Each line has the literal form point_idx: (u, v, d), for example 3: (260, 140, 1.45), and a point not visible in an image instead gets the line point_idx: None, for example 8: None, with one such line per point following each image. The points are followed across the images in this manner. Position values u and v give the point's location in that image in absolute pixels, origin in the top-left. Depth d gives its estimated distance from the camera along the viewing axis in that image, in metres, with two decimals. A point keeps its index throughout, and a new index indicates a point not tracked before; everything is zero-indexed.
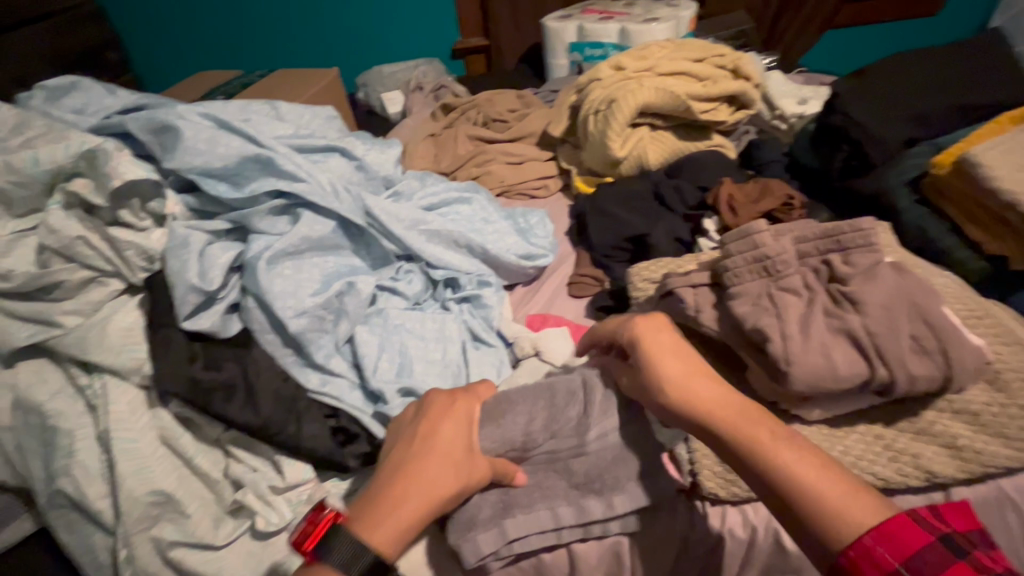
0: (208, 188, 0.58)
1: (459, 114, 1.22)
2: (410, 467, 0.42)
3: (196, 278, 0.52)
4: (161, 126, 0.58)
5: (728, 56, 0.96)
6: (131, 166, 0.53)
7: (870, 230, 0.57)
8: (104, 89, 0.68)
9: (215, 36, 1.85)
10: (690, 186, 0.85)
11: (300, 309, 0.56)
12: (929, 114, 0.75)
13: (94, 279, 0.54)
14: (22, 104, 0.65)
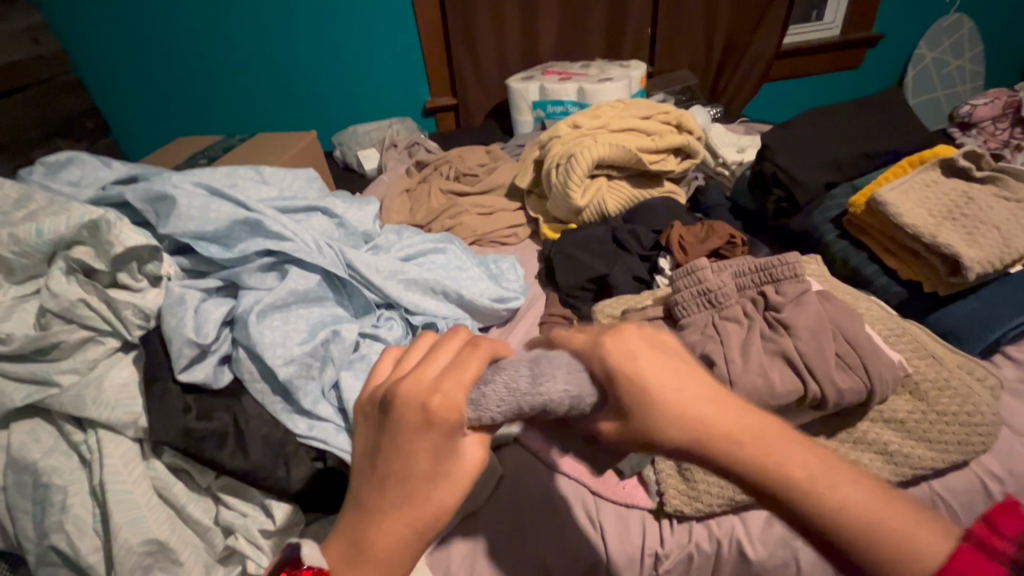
0: (201, 251, 0.62)
1: (432, 170, 1.30)
2: (388, 513, 0.38)
3: (192, 332, 0.55)
4: (156, 196, 0.63)
5: (671, 113, 1.07)
6: (131, 233, 0.58)
7: (796, 264, 0.66)
8: (100, 162, 0.73)
9: (195, 102, 1.92)
10: (645, 230, 0.93)
11: (289, 358, 0.59)
12: (843, 160, 0.86)
13: (91, 338, 0.58)
14: (23, 179, 0.70)
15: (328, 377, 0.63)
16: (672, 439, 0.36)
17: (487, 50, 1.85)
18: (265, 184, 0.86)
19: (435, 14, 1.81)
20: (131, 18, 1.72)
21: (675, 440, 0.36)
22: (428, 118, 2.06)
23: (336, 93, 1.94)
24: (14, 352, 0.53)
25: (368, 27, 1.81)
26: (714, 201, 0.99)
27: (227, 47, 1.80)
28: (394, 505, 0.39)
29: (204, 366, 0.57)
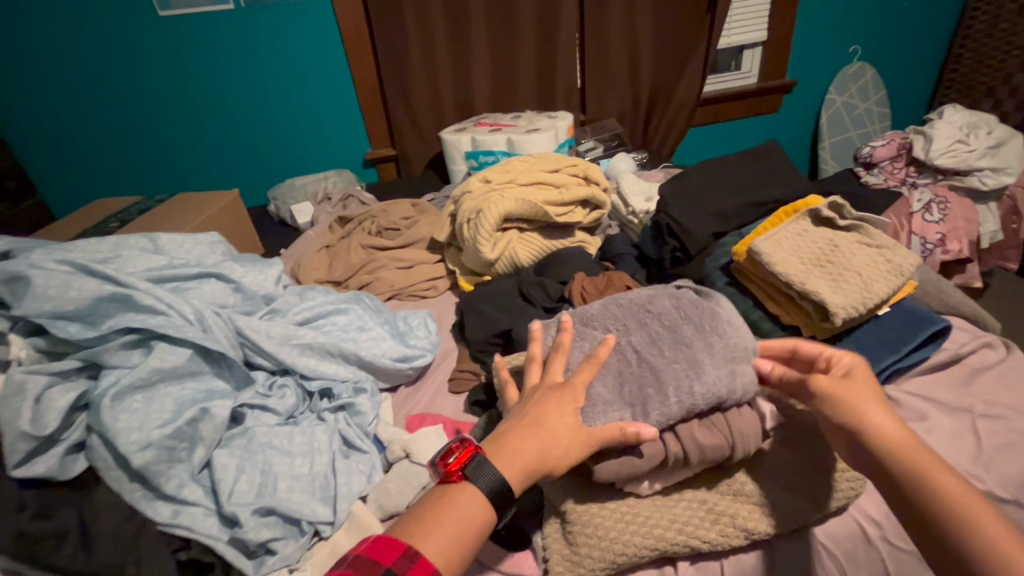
0: (57, 330, 0.61)
1: (355, 225, 1.30)
2: (539, 427, 0.52)
3: (27, 422, 0.55)
4: (12, 277, 0.62)
5: (579, 165, 1.11)
6: None
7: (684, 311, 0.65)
8: None
9: (126, 161, 1.89)
10: (552, 281, 0.95)
11: (145, 441, 0.57)
12: (728, 211, 0.90)
13: None
14: None
15: (201, 454, 0.62)
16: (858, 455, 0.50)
17: (422, 103, 1.91)
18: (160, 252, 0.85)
19: (369, 71, 1.86)
20: (57, 81, 1.71)
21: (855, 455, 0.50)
22: (369, 168, 2.07)
23: (273, 148, 1.96)
24: None
25: (303, 84, 1.85)
26: (621, 249, 1.03)
27: (160, 106, 1.80)
28: (539, 432, 0.52)
29: (48, 455, 0.56)
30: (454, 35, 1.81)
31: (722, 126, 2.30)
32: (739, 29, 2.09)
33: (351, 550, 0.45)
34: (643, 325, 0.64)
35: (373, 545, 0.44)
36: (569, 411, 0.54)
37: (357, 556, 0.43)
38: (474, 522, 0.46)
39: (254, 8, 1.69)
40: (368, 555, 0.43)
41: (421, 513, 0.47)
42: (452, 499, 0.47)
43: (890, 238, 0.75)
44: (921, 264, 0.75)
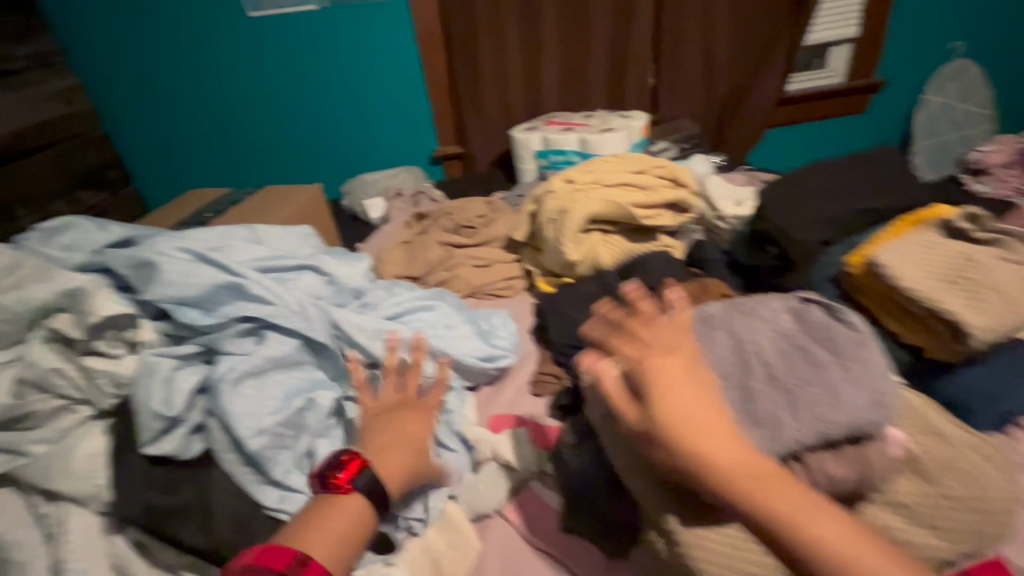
0: (180, 316, 0.64)
1: (431, 221, 1.31)
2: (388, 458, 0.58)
3: (157, 406, 0.57)
4: (139, 263, 0.65)
5: (667, 166, 1.07)
6: (109, 302, 0.61)
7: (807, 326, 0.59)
8: (94, 224, 0.77)
9: (213, 153, 2.00)
10: (638, 286, 0.92)
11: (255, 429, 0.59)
12: (838, 218, 0.84)
13: (66, 407, 0.60)
14: (16, 243, 0.72)
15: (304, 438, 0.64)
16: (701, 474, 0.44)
17: (491, 102, 1.91)
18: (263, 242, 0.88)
19: (442, 69, 1.88)
20: (156, 78, 1.83)
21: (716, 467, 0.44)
22: (436, 166, 2.09)
23: (347, 144, 2.01)
24: None
25: (379, 82, 1.89)
26: (711, 256, 0.99)
27: (245, 100, 1.89)
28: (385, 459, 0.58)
29: (174, 435, 0.59)
30: (527, 33, 1.80)
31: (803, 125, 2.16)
32: (827, 25, 1.97)
33: (240, 558, 0.49)
34: (765, 334, 0.58)
35: (265, 554, 0.49)
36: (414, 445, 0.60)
37: (248, 564, 0.48)
38: (362, 525, 0.55)
39: (338, 8, 1.75)
40: (261, 561, 0.48)
41: (316, 520, 0.54)
42: (338, 506, 0.56)
43: None
44: None
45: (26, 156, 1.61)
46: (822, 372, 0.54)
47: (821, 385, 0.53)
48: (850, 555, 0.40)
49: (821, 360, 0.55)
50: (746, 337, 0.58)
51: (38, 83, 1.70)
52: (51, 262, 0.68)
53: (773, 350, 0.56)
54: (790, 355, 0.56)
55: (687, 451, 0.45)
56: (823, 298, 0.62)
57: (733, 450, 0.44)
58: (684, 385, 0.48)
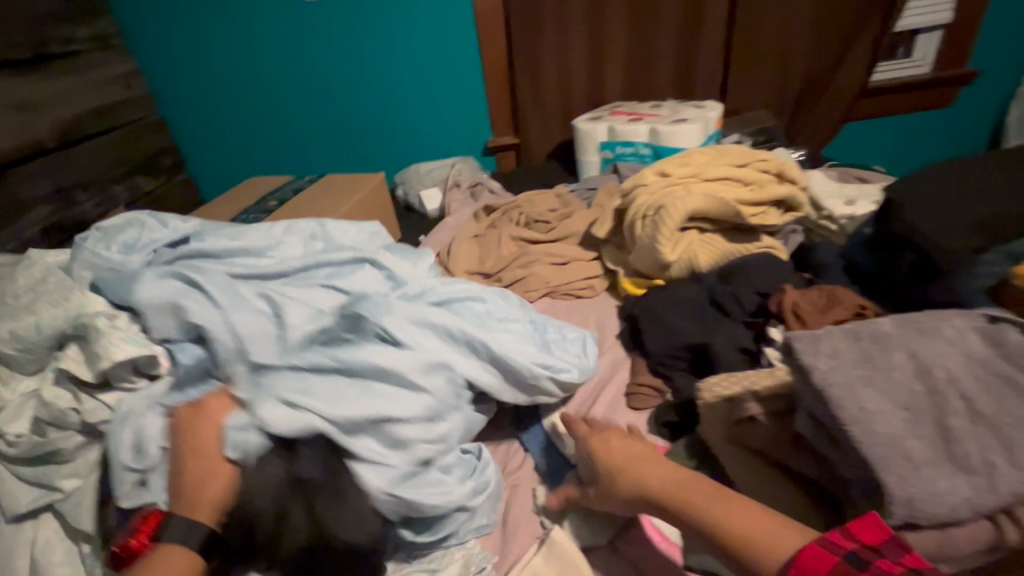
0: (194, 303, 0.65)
1: (501, 215, 1.24)
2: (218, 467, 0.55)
3: (127, 456, 0.56)
4: (161, 305, 0.63)
5: (771, 160, 0.97)
6: (121, 344, 0.59)
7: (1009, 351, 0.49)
8: (156, 222, 0.81)
9: (267, 139, 1.97)
10: (748, 291, 0.83)
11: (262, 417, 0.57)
12: (996, 219, 0.72)
13: (87, 442, 0.62)
14: (80, 243, 0.74)
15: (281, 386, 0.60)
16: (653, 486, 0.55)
17: (551, 90, 1.82)
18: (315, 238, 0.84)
19: (501, 56, 1.80)
20: (215, 62, 1.82)
21: (649, 483, 0.55)
22: (489, 156, 2.01)
23: (399, 134, 1.95)
24: (21, 454, 0.59)
25: (435, 69, 1.83)
26: (826, 259, 0.89)
27: (299, 86, 1.86)
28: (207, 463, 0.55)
29: (153, 479, 0.57)
30: (593, 17, 1.70)
31: (886, 120, 1.99)
32: (919, 9, 1.81)
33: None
34: (955, 359, 0.49)
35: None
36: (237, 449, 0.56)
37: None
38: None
39: None
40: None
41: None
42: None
43: None
44: None
45: (88, 140, 1.61)
46: None
47: None
48: (742, 535, 0.45)
49: None
50: (932, 361, 0.49)
51: (100, 67, 1.69)
52: (106, 268, 0.72)
53: (970, 380, 0.47)
54: (992, 385, 0.47)
55: (627, 485, 0.56)
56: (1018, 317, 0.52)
57: (652, 469, 0.56)
58: (616, 438, 0.62)
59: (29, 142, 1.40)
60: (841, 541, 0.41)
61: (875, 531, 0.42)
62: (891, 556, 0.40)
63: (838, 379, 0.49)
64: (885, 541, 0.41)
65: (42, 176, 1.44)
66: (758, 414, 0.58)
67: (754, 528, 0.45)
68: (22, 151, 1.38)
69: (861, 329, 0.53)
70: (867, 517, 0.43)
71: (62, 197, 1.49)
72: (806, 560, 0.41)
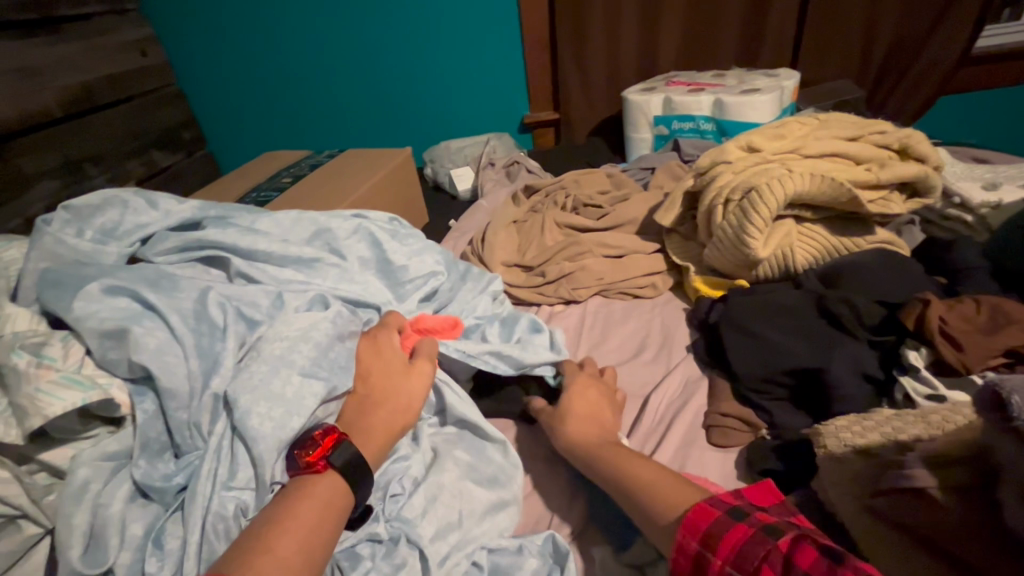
0: (178, 345, 0.51)
1: (543, 197, 1.08)
2: (279, 518, 0.42)
3: (79, 558, 0.42)
4: (108, 333, 0.48)
5: (892, 132, 0.77)
6: (54, 392, 0.44)
7: None
8: (146, 203, 0.65)
9: (290, 115, 1.86)
10: (867, 299, 0.64)
11: (185, 450, 0.50)
12: None
13: (13, 522, 0.43)
14: (39, 230, 0.58)
15: (197, 412, 0.50)
16: (575, 437, 0.57)
17: (597, 58, 1.61)
18: (359, 260, 0.71)
19: (542, 21, 1.61)
20: (233, 31, 1.70)
21: (578, 437, 0.57)
22: (525, 134, 1.84)
23: (429, 110, 1.80)
24: None
25: (468, 37, 1.65)
26: (971, 259, 0.69)
27: (322, 56, 1.72)
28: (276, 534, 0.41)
29: None
30: None
31: (983, 96, 1.71)
32: None
33: None
34: None
35: None
36: (304, 526, 0.42)
37: None
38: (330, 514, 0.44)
39: None
40: None
41: (273, 513, 0.43)
42: (301, 494, 0.45)
43: None
44: None
45: (99, 110, 1.50)
46: None
47: None
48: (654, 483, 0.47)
49: None
50: None
51: (112, 33, 1.58)
52: (71, 260, 0.57)
53: None
54: None
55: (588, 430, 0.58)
56: None
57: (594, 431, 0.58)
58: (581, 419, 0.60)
59: (35, 111, 1.30)
60: (729, 497, 0.43)
61: (764, 496, 0.44)
62: (773, 514, 0.41)
63: None
64: (767, 503, 0.43)
65: (49, 149, 1.34)
66: (930, 488, 0.41)
67: (663, 484, 0.47)
68: (26, 120, 1.28)
69: None
70: (760, 484, 0.45)
71: (71, 171, 1.39)
72: (692, 516, 0.41)
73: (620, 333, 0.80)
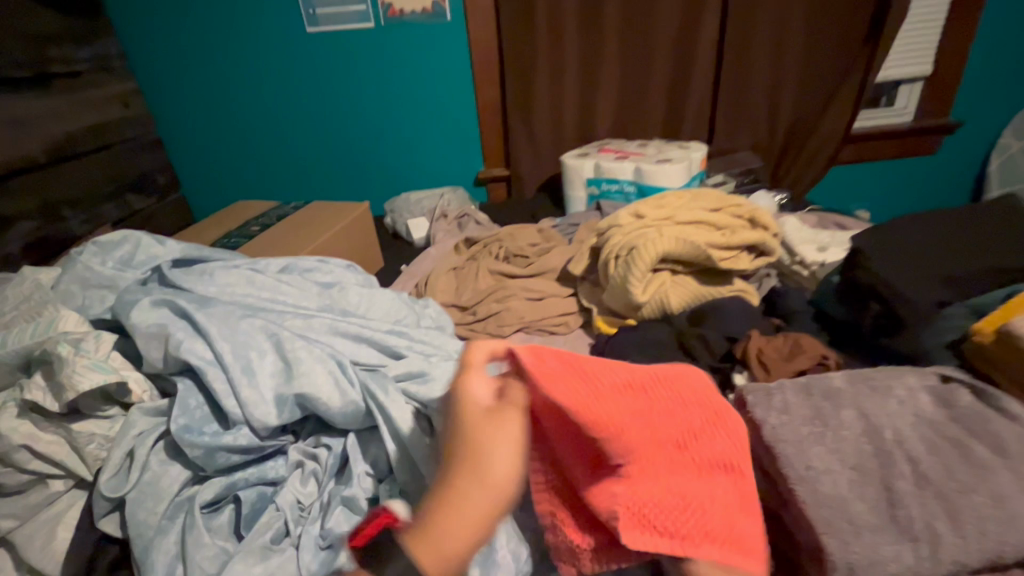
0: (213, 339, 0.52)
1: (481, 247, 1.26)
2: None
3: (106, 481, 0.47)
4: (149, 333, 0.51)
5: (744, 206, 0.99)
6: (88, 372, 0.48)
7: (948, 417, 0.49)
8: (155, 240, 0.71)
9: (263, 166, 2.02)
10: (716, 335, 0.82)
11: (232, 422, 0.49)
12: (960, 277, 0.73)
13: (38, 480, 0.50)
14: (71, 259, 0.65)
15: (249, 398, 0.49)
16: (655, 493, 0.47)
17: (541, 126, 1.84)
18: (357, 293, 0.78)
19: (493, 94, 1.85)
20: (215, 90, 1.88)
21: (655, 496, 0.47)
22: (479, 188, 2.04)
23: (392, 164, 1.99)
24: None
25: (428, 100, 1.87)
26: (796, 305, 0.89)
27: (295, 115, 1.91)
28: None
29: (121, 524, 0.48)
30: (584, 58, 1.74)
31: (866, 168, 2.03)
32: (902, 61, 1.85)
33: None
34: (904, 424, 0.49)
35: None
36: None
37: None
38: None
39: (395, 29, 1.74)
40: None
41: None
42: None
43: None
44: None
45: (79, 157, 1.62)
46: (979, 473, 0.44)
47: (978, 489, 0.44)
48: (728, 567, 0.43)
49: (970, 459, 0.46)
50: (882, 422, 0.49)
51: (98, 87, 1.72)
52: (97, 285, 0.63)
53: (906, 439, 0.47)
54: (926, 441, 0.47)
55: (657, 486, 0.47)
56: (981, 382, 0.52)
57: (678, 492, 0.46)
58: None
59: (20, 158, 1.41)
60: None
61: None
62: None
63: (780, 436, 0.48)
64: None
65: (29, 193, 1.44)
66: None
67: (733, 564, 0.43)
68: (11, 166, 1.38)
69: (812, 383, 0.53)
70: None
71: (48, 213, 1.48)
72: None
73: None
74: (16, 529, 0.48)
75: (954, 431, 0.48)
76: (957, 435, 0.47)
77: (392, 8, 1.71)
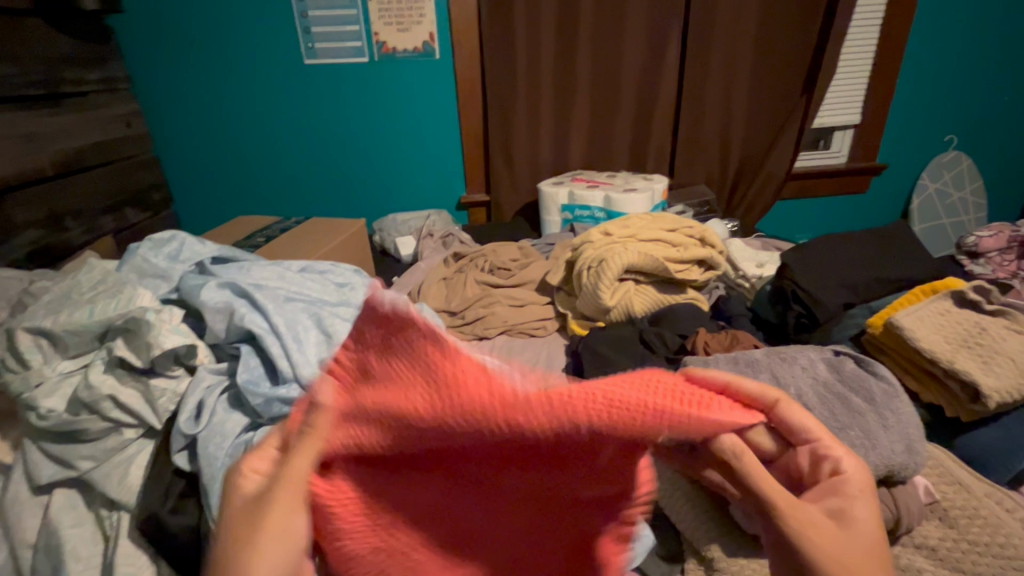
0: (269, 314, 0.66)
1: (468, 261, 1.40)
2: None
3: (185, 420, 0.59)
4: (217, 308, 0.65)
5: (696, 228, 1.17)
6: (171, 335, 0.61)
7: (836, 380, 0.66)
8: (197, 239, 0.83)
9: (256, 185, 2.13)
10: (671, 333, 0.98)
11: (283, 379, 0.62)
12: (858, 285, 0.91)
13: (113, 428, 0.60)
14: (130, 251, 0.76)
15: (297, 360, 0.63)
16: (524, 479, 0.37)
17: (520, 157, 2.02)
18: (368, 290, 0.91)
19: (477, 125, 2.02)
20: (214, 113, 1.99)
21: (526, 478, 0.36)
22: (461, 211, 2.20)
23: (380, 186, 2.13)
24: (50, 428, 0.56)
25: (417, 130, 2.03)
26: (737, 310, 1.06)
27: (290, 139, 2.03)
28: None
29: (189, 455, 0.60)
30: (561, 97, 1.94)
31: (807, 203, 2.28)
32: (833, 111, 2.10)
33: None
34: (805, 385, 0.65)
35: None
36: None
37: None
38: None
39: (389, 65, 1.91)
40: None
41: None
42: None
43: (999, 326, 0.74)
44: (978, 287, 0.79)
45: (83, 171, 1.68)
46: (854, 416, 0.61)
47: (853, 427, 0.60)
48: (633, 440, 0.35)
49: (849, 408, 0.62)
50: (789, 384, 0.65)
51: (105, 107, 1.81)
52: (152, 274, 0.75)
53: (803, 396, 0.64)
54: (818, 397, 0.64)
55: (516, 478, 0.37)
56: (865, 357, 0.69)
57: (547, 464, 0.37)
58: None
59: (31, 170, 1.47)
60: None
61: None
62: None
63: None
64: None
65: (39, 202, 1.50)
66: None
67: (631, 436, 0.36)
68: (24, 177, 1.45)
69: (739, 358, 0.71)
70: None
71: (53, 222, 1.54)
72: None
73: (518, 359, 1.09)
74: (94, 469, 0.58)
75: (841, 388, 0.64)
76: (842, 392, 0.64)
77: (386, 46, 1.87)
